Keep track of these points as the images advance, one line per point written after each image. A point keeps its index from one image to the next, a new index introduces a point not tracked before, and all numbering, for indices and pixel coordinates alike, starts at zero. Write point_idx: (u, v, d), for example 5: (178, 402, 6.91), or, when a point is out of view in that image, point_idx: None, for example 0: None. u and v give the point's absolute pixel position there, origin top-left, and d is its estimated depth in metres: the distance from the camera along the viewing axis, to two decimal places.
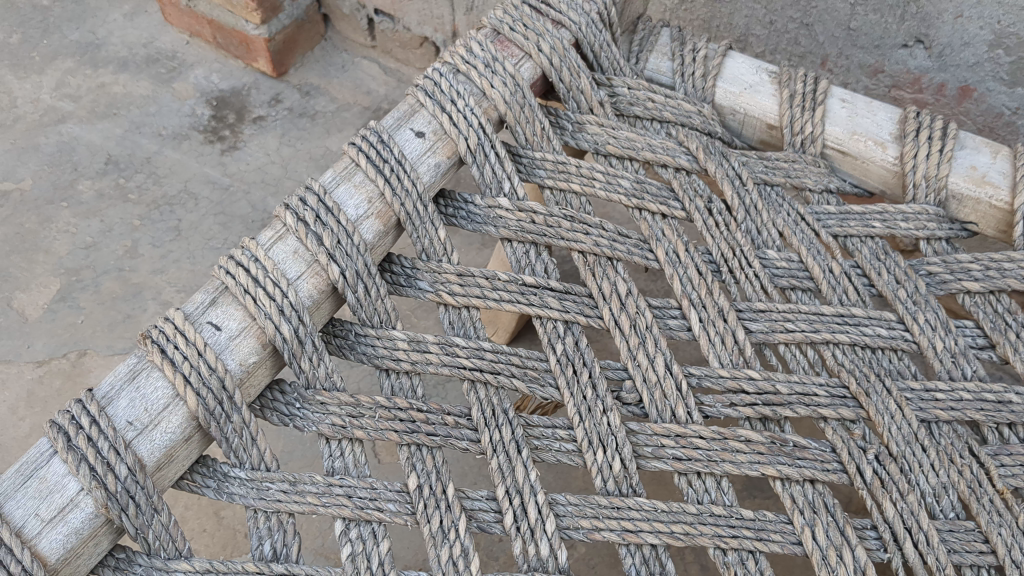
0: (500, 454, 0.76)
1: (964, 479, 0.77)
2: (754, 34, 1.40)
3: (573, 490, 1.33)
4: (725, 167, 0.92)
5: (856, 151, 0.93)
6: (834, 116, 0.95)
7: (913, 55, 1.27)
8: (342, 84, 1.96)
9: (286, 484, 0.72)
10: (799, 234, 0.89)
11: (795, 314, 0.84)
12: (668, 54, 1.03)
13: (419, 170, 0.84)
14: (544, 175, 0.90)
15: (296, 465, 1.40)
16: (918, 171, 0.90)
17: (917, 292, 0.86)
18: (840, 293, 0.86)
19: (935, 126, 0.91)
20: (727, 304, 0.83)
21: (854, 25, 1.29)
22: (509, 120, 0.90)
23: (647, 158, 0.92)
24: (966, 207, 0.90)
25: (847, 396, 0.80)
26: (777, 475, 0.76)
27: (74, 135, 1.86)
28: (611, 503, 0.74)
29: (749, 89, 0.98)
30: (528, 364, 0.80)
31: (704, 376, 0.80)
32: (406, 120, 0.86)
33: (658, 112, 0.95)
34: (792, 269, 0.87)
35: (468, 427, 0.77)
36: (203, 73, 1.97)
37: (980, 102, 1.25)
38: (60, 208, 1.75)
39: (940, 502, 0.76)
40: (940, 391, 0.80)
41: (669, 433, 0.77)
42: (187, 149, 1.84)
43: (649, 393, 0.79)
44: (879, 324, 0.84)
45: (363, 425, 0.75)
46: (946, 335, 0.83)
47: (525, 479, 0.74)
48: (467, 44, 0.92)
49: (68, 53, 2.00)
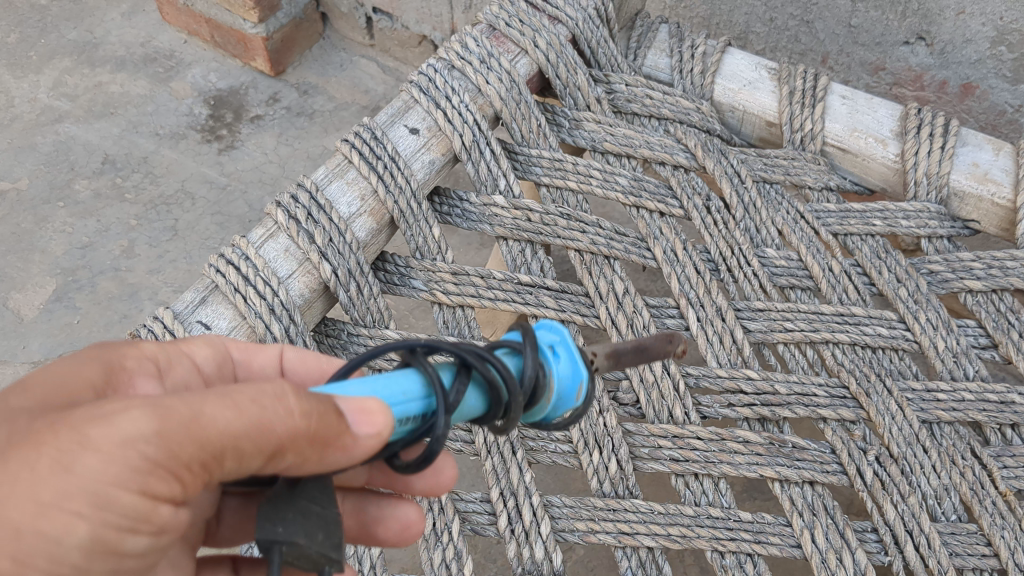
0: (494, 455, 0.74)
1: (966, 481, 0.76)
2: (754, 31, 1.39)
3: (572, 492, 1.29)
4: (724, 164, 0.90)
5: (855, 148, 0.92)
6: (833, 112, 0.94)
7: (915, 52, 1.26)
8: (340, 83, 1.95)
9: None
10: (798, 233, 0.88)
11: (794, 313, 0.83)
12: (667, 50, 1.01)
13: (413, 167, 0.83)
14: (541, 172, 0.88)
15: None
16: (919, 167, 0.89)
17: (918, 291, 0.84)
18: (840, 292, 0.85)
19: (937, 122, 0.90)
20: (726, 302, 0.82)
21: (855, 22, 1.28)
22: (505, 116, 0.89)
23: (646, 155, 0.91)
24: (968, 205, 0.89)
25: (847, 396, 0.79)
26: (776, 476, 0.75)
27: (71, 134, 1.85)
28: (607, 505, 0.73)
29: (747, 86, 0.97)
30: None
31: (702, 376, 0.79)
32: (400, 116, 0.85)
33: (656, 109, 0.94)
34: (792, 267, 0.86)
35: (462, 427, 0.75)
36: (201, 72, 1.95)
37: (983, 99, 1.24)
38: (57, 208, 1.74)
39: (942, 504, 0.75)
40: (943, 391, 0.79)
41: (667, 434, 0.76)
42: (184, 148, 1.83)
43: (646, 394, 0.78)
44: (880, 323, 0.82)
45: None
46: (948, 335, 0.82)
47: (520, 480, 0.73)
48: (462, 39, 0.91)
49: (66, 52, 1.99)
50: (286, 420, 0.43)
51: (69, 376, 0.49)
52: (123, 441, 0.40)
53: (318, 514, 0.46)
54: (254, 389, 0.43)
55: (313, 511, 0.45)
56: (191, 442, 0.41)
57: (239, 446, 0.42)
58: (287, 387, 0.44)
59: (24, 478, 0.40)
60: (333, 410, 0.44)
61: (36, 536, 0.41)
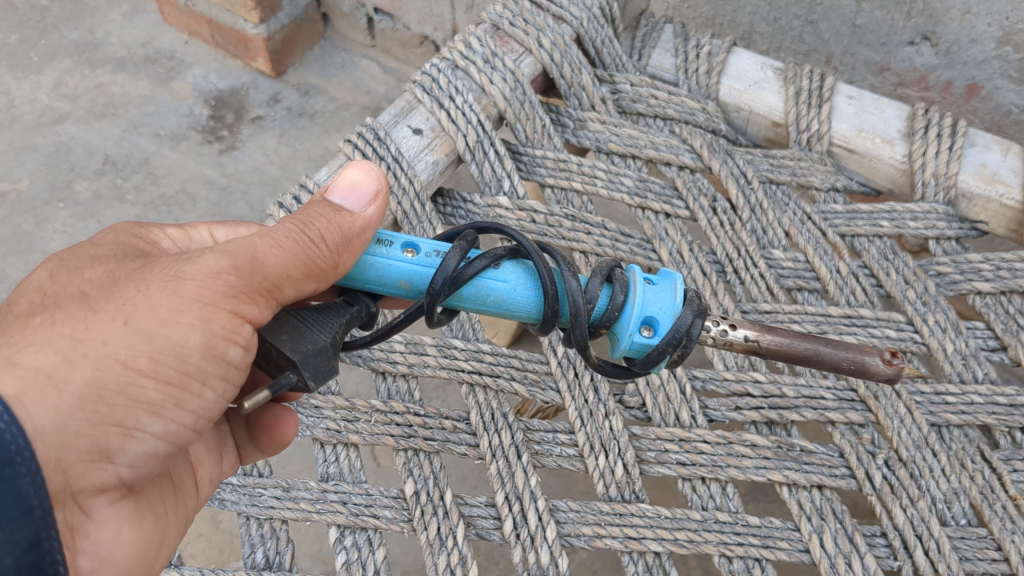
0: (499, 459, 0.73)
1: (976, 485, 0.75)
2: (758, 31, 1.38)
3: (575, 495, 1.28)
4: (730, 165, 0.90)
5: (862, 148, 0.91)
6: (840, 113, 0.93)
7: (920, 52, 1.25)
8: (342, 83, 1.94)
9: (279, 491, 0.70)
10: (805, 234, 0.87)
11: (802, 315, 0.82)
12: (672, 50, 1.01)
13: (417, 168, 0.82)
14: (545, 173, 0.88)
15: (293, 470, 1.30)
16: (927, 168, 0.88)
17: (926, 293, 0.84)
18: (848, 294, 0.84)
19: (944, 123, 0.89)
20: (733, 305, 0.82)
21: (859, 22, 1.27)
22: (509, 117, 0.88)
23: (651, 156, 0.90)
24: (977, 206, 0.88)
25: (855, 398, 0.78)
26: (784, 481, 0.74)
27: (71, 135, 1.85)
28: (614, 510, 0.72)
29: (753, 86, 0.96)
30: (528, 366, 0.78)
31: (709, 379, 0.78)
32: (404, 116, 0.85)
33: (661, 109, 0.93)
34: (799, 269, 0.85)
35: (466, 431, 0.74)
36: (202, 73, 1.94)
37: (988, 100, 1.23)
38: (58, 209, 1.75)
39: (951, 508, 0.74)
40: (951, 394, 0.78)
41: (673, 437, 0.75)
42: (185, 149, 1.83)
43: (653, 397, 0.77)
44: (888, 325, 0.82)
45: (358, 429, 0.73)
46: (957, 337, 0.81)
47: (525, 485, 0.72)
48: (466, 39, 0.90)
49: (66, 52, 1.99)
50: (321, 251, 0.54)
51: (110, 240, 0.57)
52: (209, 276, 0.50)
53: (293, 326, 0.54)
54: (285, 228, 0.54)
55: (290, 323, 0.54)
56: (256, 272, 0.52)
57: (285, 269, 0.53)
58: (309, 218, 0.55)
59: (145, 302, 0.49)
60: (337, 216, 0.55)
61: (162, 344, 0.50)
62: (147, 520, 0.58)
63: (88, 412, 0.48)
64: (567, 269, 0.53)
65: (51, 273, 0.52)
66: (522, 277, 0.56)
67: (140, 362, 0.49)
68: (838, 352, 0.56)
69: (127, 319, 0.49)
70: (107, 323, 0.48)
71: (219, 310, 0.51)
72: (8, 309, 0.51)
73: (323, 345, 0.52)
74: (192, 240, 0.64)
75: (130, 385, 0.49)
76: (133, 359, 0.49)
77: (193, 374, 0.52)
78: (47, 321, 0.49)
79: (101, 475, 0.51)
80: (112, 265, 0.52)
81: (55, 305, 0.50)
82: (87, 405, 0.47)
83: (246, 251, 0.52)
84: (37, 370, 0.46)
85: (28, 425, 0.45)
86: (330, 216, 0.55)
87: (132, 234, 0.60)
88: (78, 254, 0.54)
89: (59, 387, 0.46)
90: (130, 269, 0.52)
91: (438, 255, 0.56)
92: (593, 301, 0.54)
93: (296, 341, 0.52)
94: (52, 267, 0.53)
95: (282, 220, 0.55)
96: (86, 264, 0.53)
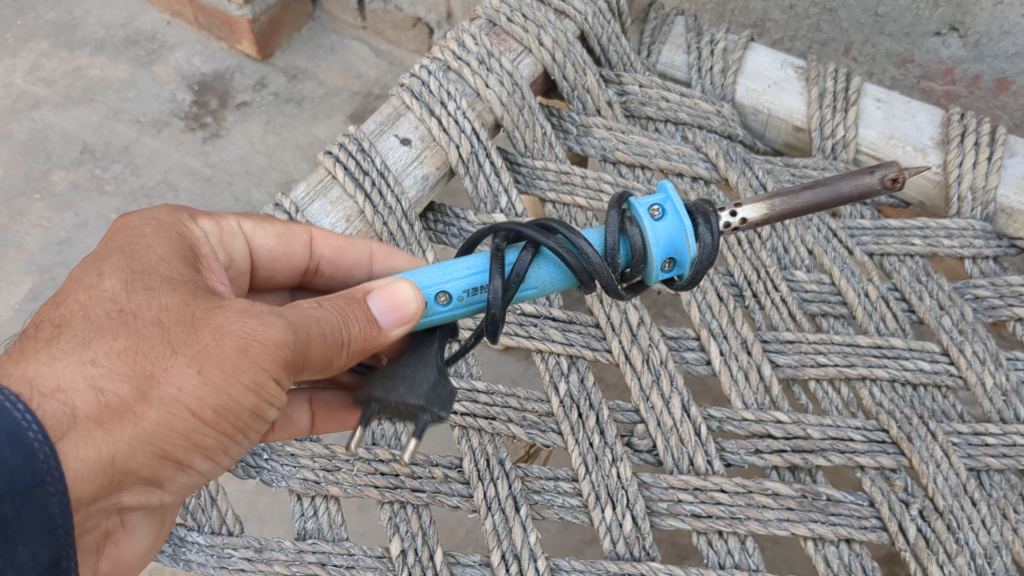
0: (495, 512, 0.66)
1: (1020, 538, 0.68)
2: (772, 18, 1.30)
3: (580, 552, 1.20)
4: (748, 176, 0.82)
5: (892, 157, 0.84)
6: (868, 118, 0.85)
7: (947, 43, 1.17)
8: (331, 67, 1.86)
9: (252, 551, 0.63)
10: (831, 253, 0.79)
11: (828, 345, 0.75)
12: (684, 46, 0.93)
13: (404, 183, 0.75)
14: (545, 186, 0.80)
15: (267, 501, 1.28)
16: (964, 181, 0.81)
17: (963, 319, 0.76)
18: (877, 321, 0.77)
19: (982, 130, 0.82)
20: (751, 334, 0.74)
21: (882, 10, 1.19)
22: (506, 124, 0.80)
23: (662, 166, 0.82)
24: (1017, 222, 0.80)
25: (886, 441, 0.71)
26: (808, 535, 0.67)
27: (47, 121, 1.77)
28: (622, 570, 0.65)
29: (773, 87, 0.88)
30: (527, 406, 0.70)
31: (725, 419, 0.71)
32: (390, 124, 0.77)
33: (673, 113, 0.85)
34: (823, 293, 0.78)
35: (459, 480, 0.67)
36: (185, 55, 1.85)
37: (1020, 95, 1.14)
38: (34, 200, 1.68)
39: (992, 564, 0.67)
40: (992, 435, 0.71)
41: (687, 486, 0.68)
42: (167, 137, 1.75)
43: (664, 440, 0.70)
44: (922, 357, 0.74)
45: (339, 480, 0.66)
46: (997, 370, 0.74)
47: (524, 541, 0.65)
48: (459, 37, 0.81)
49: (42, 33, 1.90)
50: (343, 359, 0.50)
51: (172, 251, 0.51)
52: (276, 343, 0.46)
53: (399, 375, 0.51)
54: (329, 313, 0.49)
55: (397, 375, 0.51)
56: (305, 357, 0.47)
57: (325, 355, 0.49)
58: (351, 314, 0.50)
59: (222, 354, 0.45)
60: (373, 325, 0.50)
61: (227, 400, 0.45)
62: (158, 529, 0.55)
63: (150, 449, 0.44)
64: (572, 233, 0.48)
65: (129, 286, 0.47)
66: (545, 270, 0.51)
67: (205, 414, 0.45)
68: (842, 189, 0.50)
69: (201, 369, 0.44)
70: (178, 369, 0.44)
71: (276, 378, 0.46)
72: (77, 308, 0.46)
73: (434, 379, 0.51)
74: (227, 237, 0.59)
75: (190, 433, 0.45)
76: (199, 410, 0.44)
77: (240, 425, 0.48)
78: (123, 341, 0.44)
79: (144, 504, 0.47)
80: (188, 292, 0.47)
81: (135, 326, 0.44)
82: (151, 446, 0.44)
83: (305, 323, 0.47)
84: (107, 398, 0.42)
85: (90, 459, 0.41)
86: (364, 325, 0.50)
87: (182, 238, 0.53)
88: (149, 266, 0.49)
89: (129, 423, 0.42)
90: (206, 301, 0.47)
91: (468, 293, 0.52)
92: (613, 257, 0.50)
93: (410, 388, 0.51)
94: (126, 274, 0.48)
95: (323, 301, 0.50)
96: (161, 283, 0.47)
